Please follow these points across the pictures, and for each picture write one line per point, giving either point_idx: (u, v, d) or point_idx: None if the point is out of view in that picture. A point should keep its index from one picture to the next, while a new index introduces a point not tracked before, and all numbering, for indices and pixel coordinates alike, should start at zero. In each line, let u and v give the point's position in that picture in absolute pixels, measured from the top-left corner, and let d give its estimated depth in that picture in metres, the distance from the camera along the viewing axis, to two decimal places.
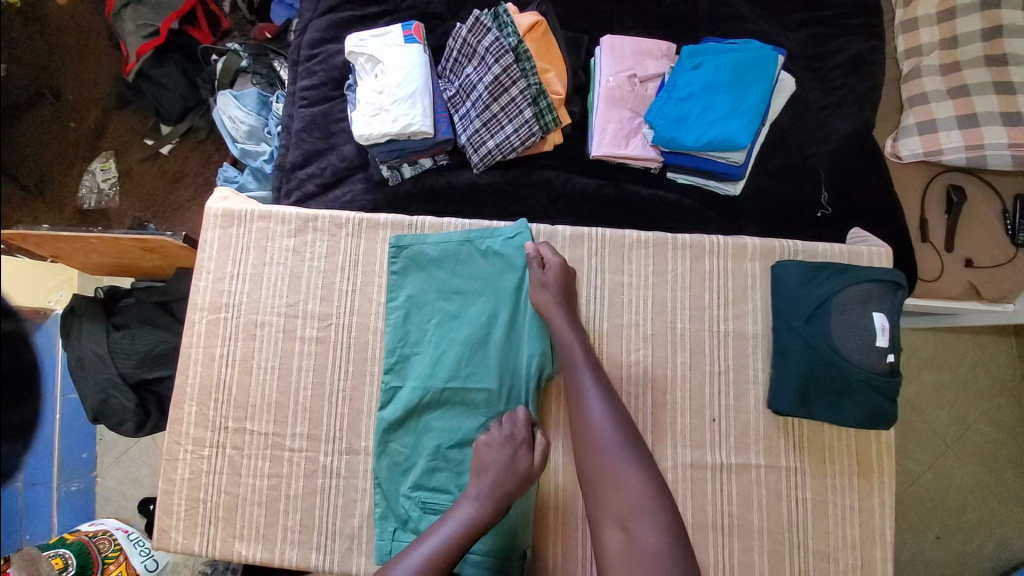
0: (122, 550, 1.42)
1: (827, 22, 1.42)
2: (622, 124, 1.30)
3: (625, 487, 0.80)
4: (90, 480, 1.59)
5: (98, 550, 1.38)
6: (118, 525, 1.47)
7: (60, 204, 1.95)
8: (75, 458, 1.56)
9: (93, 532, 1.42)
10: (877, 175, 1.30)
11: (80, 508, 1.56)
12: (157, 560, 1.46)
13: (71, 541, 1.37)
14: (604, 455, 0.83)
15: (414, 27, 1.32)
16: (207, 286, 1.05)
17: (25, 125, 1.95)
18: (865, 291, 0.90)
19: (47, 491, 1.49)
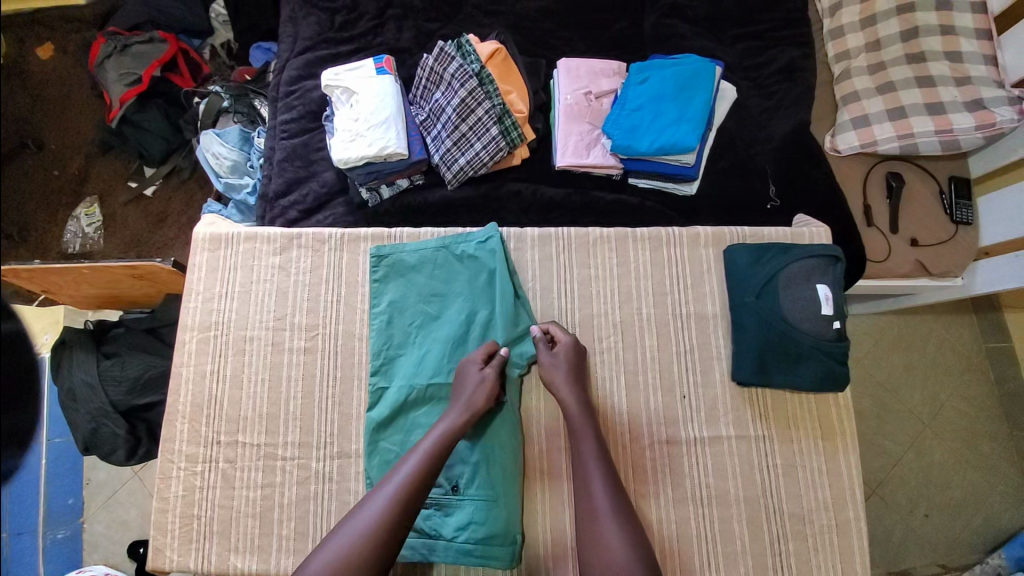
0: None
1: (759, 36, 1.57)
2: (582, 136, 1.41)
3: (601, 515, 0.85)
4: (77, 527, 1.55)
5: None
6: (107, 570, 1.41)
7: (44, 249, 1.98)
8: (60, 504, 1.53)
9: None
10: (818, 168, 1.42)
11: (66, 556, 1.51)
12: None
13: None
14: (586, 483, 0.88)
15: (384, 60, 1.43)
16: (196, 307, 1.10)
17: (9, 176, 2.01)
18: (807, 267, 1.00)
19: (32, 539, 1.47)
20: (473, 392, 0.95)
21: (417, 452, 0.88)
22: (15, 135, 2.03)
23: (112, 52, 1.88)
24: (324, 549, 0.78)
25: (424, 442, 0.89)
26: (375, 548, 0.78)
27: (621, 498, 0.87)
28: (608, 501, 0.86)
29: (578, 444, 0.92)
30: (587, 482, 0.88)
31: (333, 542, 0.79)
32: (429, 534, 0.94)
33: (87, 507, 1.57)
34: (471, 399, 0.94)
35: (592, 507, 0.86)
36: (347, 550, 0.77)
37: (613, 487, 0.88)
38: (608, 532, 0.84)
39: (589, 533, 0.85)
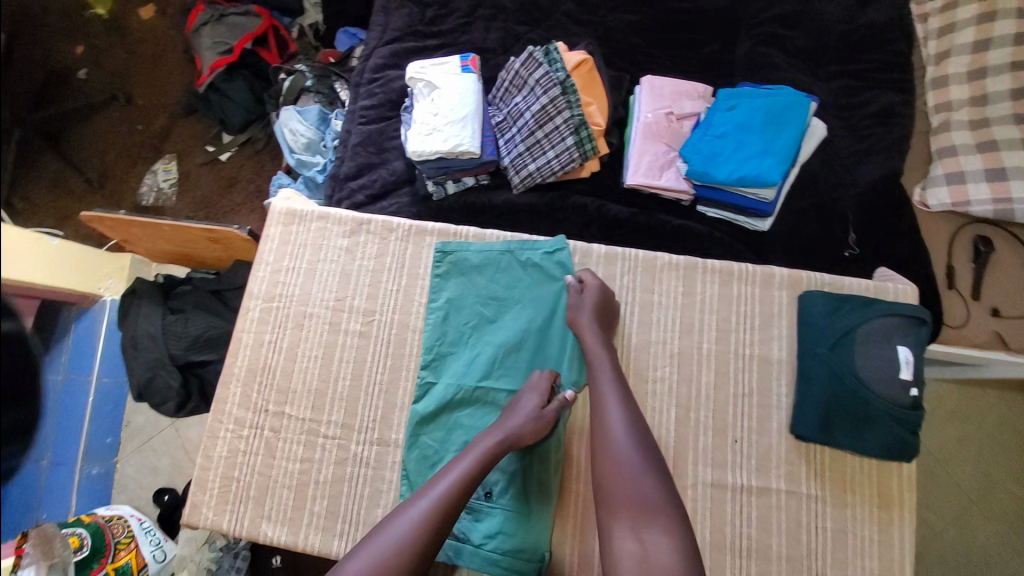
0: (134, 537, 1.53)
1: (858, 75, 1.50)
2: (657, 157, 1.38)
3: (629, 468, 0.82)
4: (110, 466, 1.80)
5: (112, 534, 1.50)
6: (132, 512, 1.60)
7: (119, 199, 2.10)
8: (99, 443, 1.76)
9: (109, 516, 1.55)
10: (902, 221, 1.35)
11: (97, 492, 1.74)
12: (164, 552, 1.59)
13: (88, 522, 1.46)
14: (609, 438, 0.85)
15: (470, 59, 1.44)
16: (264, 277, 1.14)
17: (97, 123, 2.14)
18: (890, 325, 0.95)
19: (69, 473, 1.65)
20: (527, 405, 0.94)
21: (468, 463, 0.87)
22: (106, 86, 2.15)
23: (208, 20, 1.98)
24: (369, 544, 0.79)
25: (473, 451, 0.88)
26: (419, 549, 0.78)
27: (650, 455, 0.84)
28: (635, 455, 0.83)
29: (601, 400, 0.90)
30: (612, 437, 0.85)
31: (375, 540, 0.78)
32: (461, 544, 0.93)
33: (122, 449, 1.86)
34: (525, 412, 0.94)
35: (618, 461, 0.82)
36: (395, 543, 0.77)
37: (642, 442, 0.85)
38: (635, 483, 0.80)
39: (616, 489, 0.81)
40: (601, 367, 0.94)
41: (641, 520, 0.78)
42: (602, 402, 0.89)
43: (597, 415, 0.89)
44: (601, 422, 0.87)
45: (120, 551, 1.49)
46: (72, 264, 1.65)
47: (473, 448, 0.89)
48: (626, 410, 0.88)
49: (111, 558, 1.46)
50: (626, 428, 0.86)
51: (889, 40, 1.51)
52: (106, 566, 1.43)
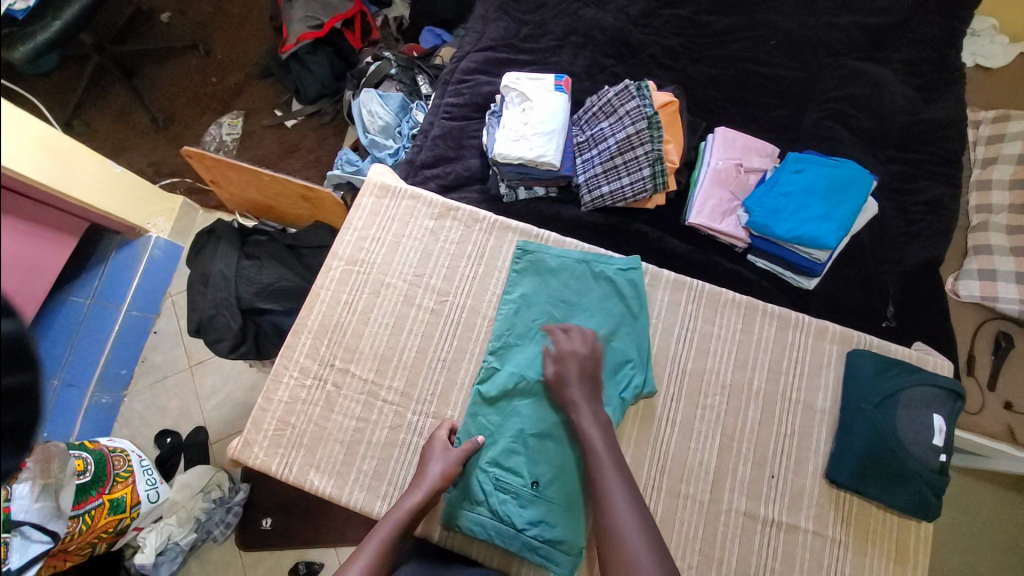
0: (132, 473, 1.51)
1: (912, 164, 1.61)
2: (720, 203, 1.47)
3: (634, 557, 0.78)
4: (117, 398, 1.85)
5: (114, 465, 1.48)
6: (134, 448, 1.57)
7: (181, 141, 2.13)
8: (113, 373, 1.83)
9: (113, 448, 1.52)
10: (934, 304, 1.45)
11: (100, 420, 1.80)
12: (157, 493, 1.56)
13: (92, 449, 1.46)
14: (614, 523, 0.82)
15: (565, 80, 1.54)
16: (350, 241, 1.20)
17: (172, 69, 2.21)
18: (930, 393, 1.03)
19: (79, 397, 1.72)
20: (434, 465, 0.97)
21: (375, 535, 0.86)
22: (189, 35, 2.24)
23: None
24: None
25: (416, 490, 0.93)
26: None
27: (657, 544, 0.81)
28: (642, 543, 0.80)
29: (600, 479, 0.88)
30: (615, 524, 0.82)
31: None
32: (507, 529, 0.96)
33: (132, 384, 1.90)
34: (433, 476, 0.95)
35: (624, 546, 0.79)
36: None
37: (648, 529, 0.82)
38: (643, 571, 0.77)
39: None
40: (598, 450, 0.92)
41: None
42: (604, 482, 0.87)
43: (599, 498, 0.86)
44: (605, 503, 0.85)
45: (117, 485, 1.47)
46: (127, 192, 1.77)
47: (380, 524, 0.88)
48: (627, 489, 0.86)
49: (106, 490, 1.43)
50: (632, 520, 0.82)
51: (945, 136, 1.62)
52: (102, 496, 1.42)
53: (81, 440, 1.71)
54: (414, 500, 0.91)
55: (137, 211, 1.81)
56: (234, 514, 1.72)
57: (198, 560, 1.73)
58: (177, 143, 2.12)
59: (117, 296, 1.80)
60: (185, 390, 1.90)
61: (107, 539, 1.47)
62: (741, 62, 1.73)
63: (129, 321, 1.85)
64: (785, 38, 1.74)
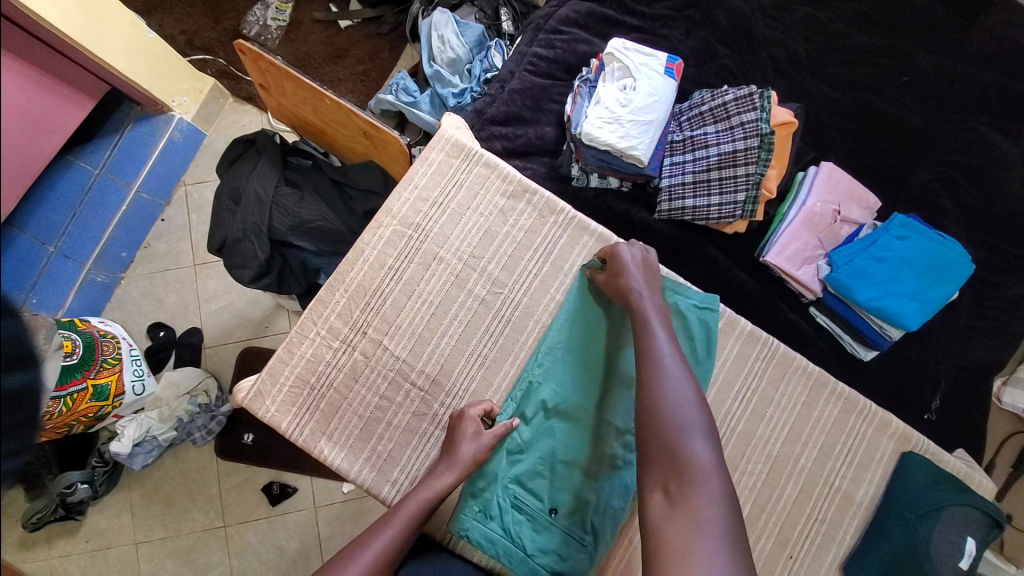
0: (121, 362, 1.42)
1: (1009, 254, 1.47)
2: (804, 248, 1.34)
3: (685, 424, 0.75)
4: (114, 280, 1.70)
5: (102, 350, 1.39)
6: (125, 335, 1.48)
7: (220, 14, 1.88)
8: (114, 254, 1.68)
9: (103, 331, 1.43)
10: (976, 407, 1.40)
11: (92, 299, 1.66)
12: (143, 387, 1.48)
13: (83, 330, 1.38)
14: (668, 397, 0.77)
15: (677, 64, 1.35)
16: (408, 199, 1.06)
17: None
18: (972, 516, 1.00)
19: (75, 270, 1.58)
20: (467, 447, 0.93)
21: (406, 509, 0.86)
22: None
23: None
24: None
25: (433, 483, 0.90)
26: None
27: (708, 417, 0.77)
28: (696, 416, 0.76)
29: (658, 355, 0.82)
30: (671, 401, 0.76)
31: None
32: (516, 554, 0.92)
33: (132, 267, 1.74)
34: (466, 457, 0.92)
35: (677, 420, 0.75)
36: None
37: (703, 411, 0.77)
38: (693, 447, 0.73)
39: (659, 441, 0.75)
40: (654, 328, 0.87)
41: (690, 490, 0.70)
42: (664, 362, 0.81)
43: (650, 369, 0.81)
44: (659, 375, 0.79)
45: (103, 371, 1.39)
46: (156, 61, 1.55)
47: (411, 499, 0.88)
48: (684, 370, 0.80)
49: (91, 373, 1.35)
50: (692, 398, 0.77)
51: None
52: (86, 381, 1.34)
53: (71, 317, 1.59)
54: (430, 494, 0.88)
55: (161, 87, 1.60)
56: (217, 423, 1.59)
57: (173, 456, 1.65)
58: (217, 16, 1.87)
59: (130, 171, 1.63)
60: (186, 287, 1.75)
61: (84, 423, 1.40)
62: (867, 91, 1.52)
63: (137, 199, 1.67)
64: (922, 76, 1.52)
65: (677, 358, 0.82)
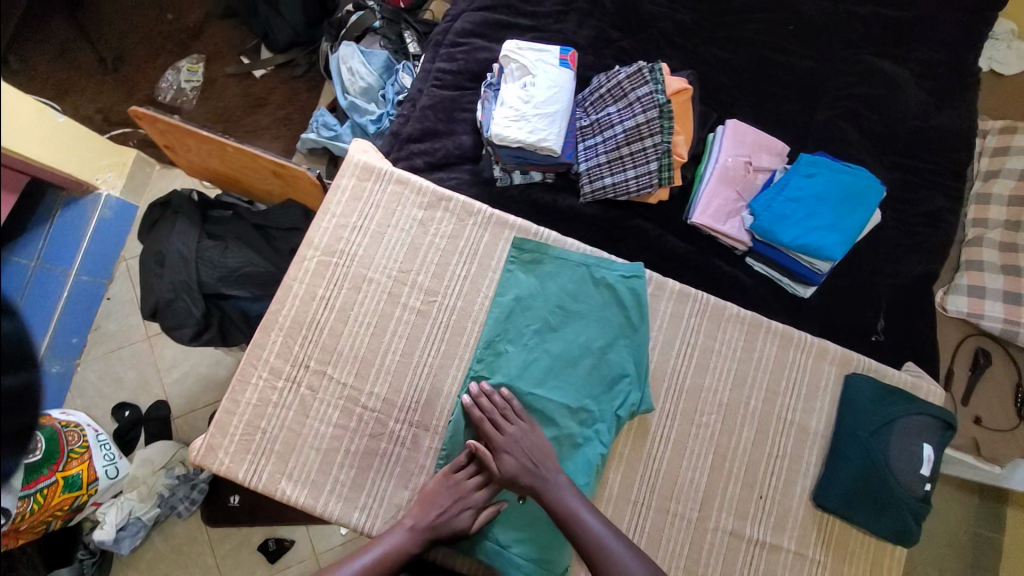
0: (89, 448, 1.39)
1: (919, 171, 1.55)
2: (726, 203, 1.40)
3: (618, 559, 0.85)
4: (70, 367, 1.67)
5: (67, 441, 1.34)
6: (90, 421, 1.44)
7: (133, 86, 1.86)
8: (65, 342, 1.63)
9: (66, 422, 1.38)
10: (921, 320, 1.45)
11: (52, 390, 1.63)
12: (116, 469, 1.47)
13: (43, 425, 1.32)
14: (597, 545, 0.86)
15: (570, 54, 1.41)
16: (327, 228, 1.07)
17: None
18: (922, 422, 1.04)
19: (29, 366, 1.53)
20: (446, 496, 0.92)
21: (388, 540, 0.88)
22: None
23: None
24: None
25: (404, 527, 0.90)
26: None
27: (625, 539, 0.89)
28: (621, 551, 0.86)
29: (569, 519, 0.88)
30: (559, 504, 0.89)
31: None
32: (490, 550, 0.95)
33: (88, 350, 1.70)
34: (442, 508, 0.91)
35: (613, 562, 0.84)
36: None
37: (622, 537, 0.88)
38: (589, 527, 0.88)
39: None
40: (556, 496, 0.90)
41: None
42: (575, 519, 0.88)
43: (569, 527, 0.88)
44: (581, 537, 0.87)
45: (72, 461, 1.36)
46: (70, 141, 1.50)
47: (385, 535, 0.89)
48: (594, 513, 0.90)
49: (60, 467, 1.31)
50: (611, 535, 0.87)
51: (954, 147, 1.56)
52: (55, 474, 1.30)
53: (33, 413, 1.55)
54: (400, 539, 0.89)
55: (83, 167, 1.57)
56: (199, 492, 1.57)
57: (162, 533, 1.59)
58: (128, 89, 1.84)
59: (69, 254, 1.57)
60: (144, 360, 1.72)
61: (63, 517, 1.36)
62: (757, 46, 1.60)
63: (77, 283, 1.63)
64: (805, 23, 1.61)
65: (538, 463, 0.92)
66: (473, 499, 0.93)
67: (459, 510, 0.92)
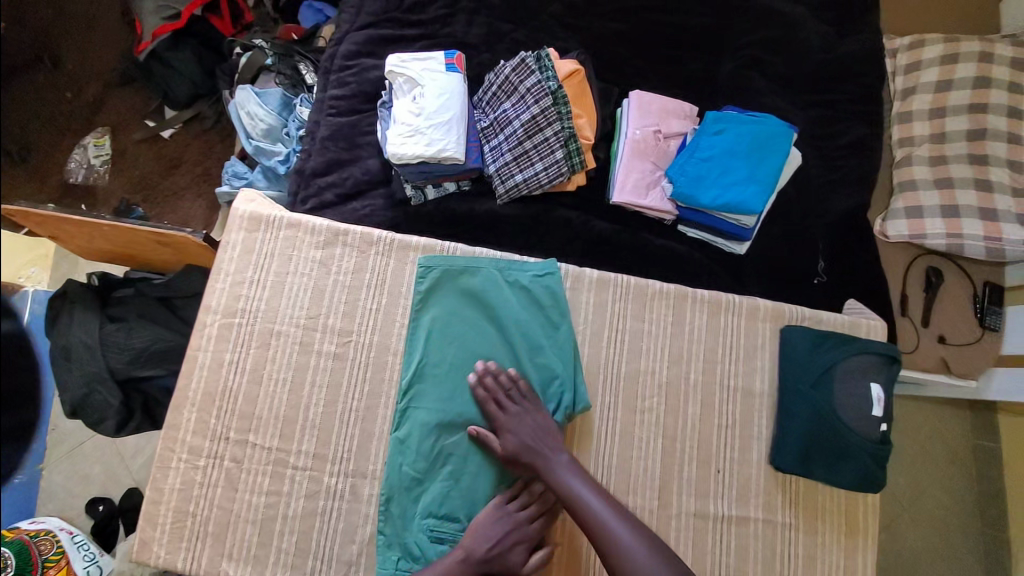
0: (65, 552, 1.27)
1: (832, 105, 1.53)
2: (643, 175, 1.36)
3: (625, 549, 0.84)
4: (34, 475, 1.42)
5: (38, 551, 1.25)
6: (63, 524, 1.33)
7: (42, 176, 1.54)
8: (22, 451, 1.39)
9: (35, 531, 1.29)
10: (860, 251, 1.42)
11: (19, 502, 1.40)
12: (101, 566, 1.32)
13: (9, 539, 1.24)
14: (621, 548, 0.84)
15: (456, 57, 1.36)
16: (223, 289, 1.02)
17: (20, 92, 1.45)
18: (865, 362, 1.01)
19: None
20: (501, 523, 0.90)
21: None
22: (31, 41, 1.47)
23: None
24: None
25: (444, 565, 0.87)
26: None
27: (648, 532, 0.86)
28: (640, 547, 0.84)
29: (597, 522, 0.86)
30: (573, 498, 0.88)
31: None
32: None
33: (49, 454, 1.44)
34: (491, 534, 0.89)
35: (630, 564, 0.82)
36: None
37: (642, 529, 0.86)
38: (616, 533, 0.85)
39: None
40: (588, 503, 0.88)
41: None
42: (600, 520, 0.86)
43: (588, 527, 0.86)
44: (602, 532, 0.85)
45: (50, 570, 1.25)
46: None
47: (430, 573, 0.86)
48: (625, 518, 0.87)
49: None
50: (635, 537, 0.85)
51: (862, 74, 1.54)
52: None
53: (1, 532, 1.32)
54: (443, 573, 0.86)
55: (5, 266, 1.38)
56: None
57: None
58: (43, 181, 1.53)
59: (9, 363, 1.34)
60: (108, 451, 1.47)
61: None
62: (651, 11, 1.56)
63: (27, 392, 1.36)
64: None
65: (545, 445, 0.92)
66: (527, 531, 0.91)
67: (513, 542, 0.90)
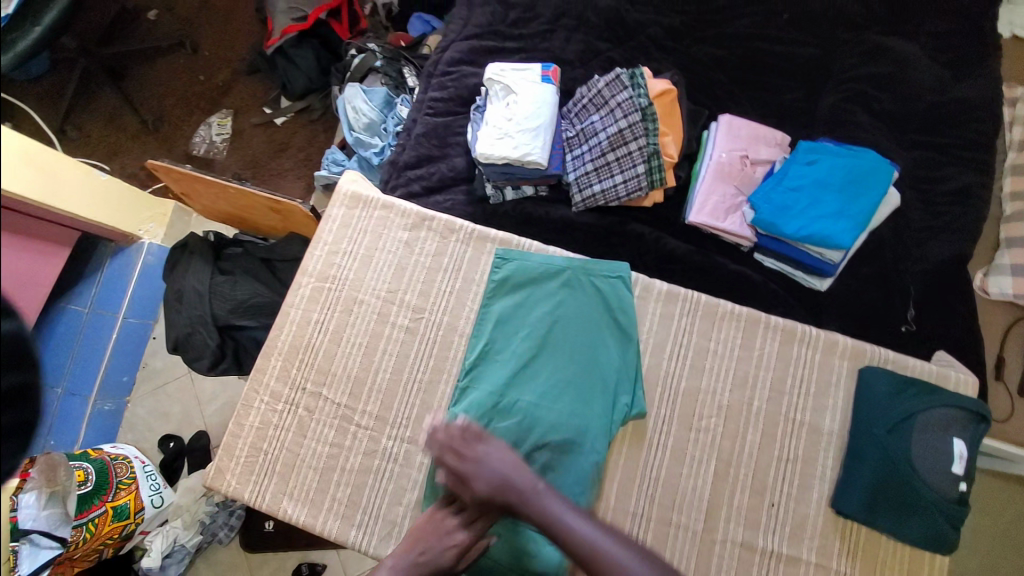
0: (136, 479, 1.34)
1: (941, 149, 1.44)
2: (724, 198, 1.35)
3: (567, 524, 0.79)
4: (121, 404, 1.55)
5: (114, 473, 1.31)
6: (139, 453, 1.40)
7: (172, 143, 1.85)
8: (115, 380, 1.52)
9: (115, 454, 1.35)
10: (956, 303, 1.32)
11: (104, 426, 1.51)
12: (164, 497, 1.39)
13: (94, 457, 1.30)
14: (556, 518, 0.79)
15: (552, 69, 1.44)
16: (320, 256, 1.13)
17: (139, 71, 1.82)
18: (948, 415, 0.95)
19: (81, 405, 1.43)
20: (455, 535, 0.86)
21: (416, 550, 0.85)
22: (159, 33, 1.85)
23: None
24: None
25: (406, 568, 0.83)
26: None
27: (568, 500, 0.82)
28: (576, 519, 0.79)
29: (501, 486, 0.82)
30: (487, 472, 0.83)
31: None
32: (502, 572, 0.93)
33: (137, 388, 1.57)
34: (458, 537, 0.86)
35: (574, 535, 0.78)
36: None
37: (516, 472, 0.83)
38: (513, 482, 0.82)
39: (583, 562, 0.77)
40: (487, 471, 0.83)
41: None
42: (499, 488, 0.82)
43: (521, 494, 0.82)
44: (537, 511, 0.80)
45: (121, 491, 1.31)
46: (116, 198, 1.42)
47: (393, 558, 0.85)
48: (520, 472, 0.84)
49: (109, 499, 1.27)
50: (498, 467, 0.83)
51: (978, 120, 1.44)
52: (105, 504, 1.26)
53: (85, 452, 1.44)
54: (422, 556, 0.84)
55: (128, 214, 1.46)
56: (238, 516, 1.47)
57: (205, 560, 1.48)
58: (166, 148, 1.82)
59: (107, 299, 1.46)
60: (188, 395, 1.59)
61: (114, 545, 1.31)
62: (750, 40, 1.55)
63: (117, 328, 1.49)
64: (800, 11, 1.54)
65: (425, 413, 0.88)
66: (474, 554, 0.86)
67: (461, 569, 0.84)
